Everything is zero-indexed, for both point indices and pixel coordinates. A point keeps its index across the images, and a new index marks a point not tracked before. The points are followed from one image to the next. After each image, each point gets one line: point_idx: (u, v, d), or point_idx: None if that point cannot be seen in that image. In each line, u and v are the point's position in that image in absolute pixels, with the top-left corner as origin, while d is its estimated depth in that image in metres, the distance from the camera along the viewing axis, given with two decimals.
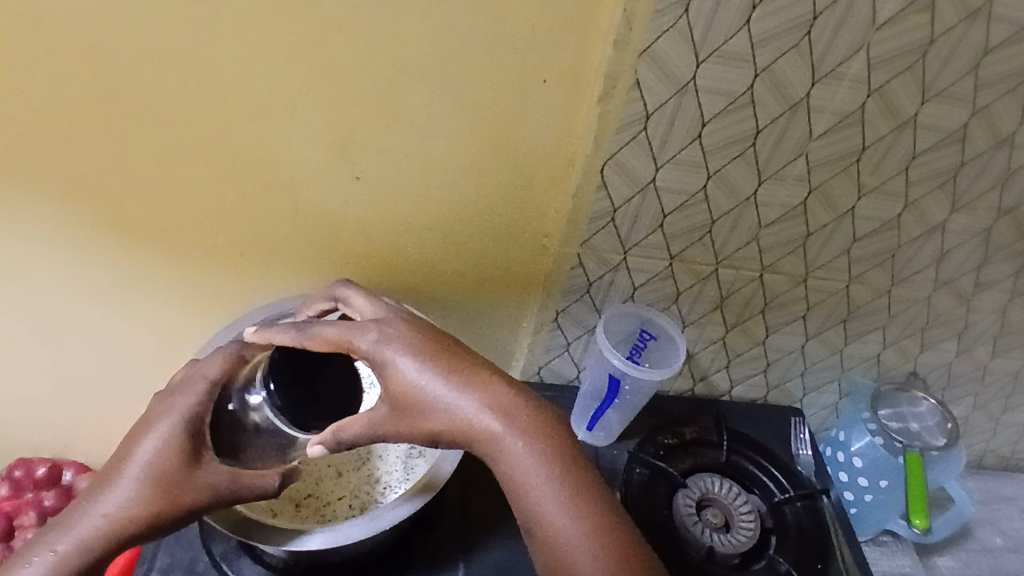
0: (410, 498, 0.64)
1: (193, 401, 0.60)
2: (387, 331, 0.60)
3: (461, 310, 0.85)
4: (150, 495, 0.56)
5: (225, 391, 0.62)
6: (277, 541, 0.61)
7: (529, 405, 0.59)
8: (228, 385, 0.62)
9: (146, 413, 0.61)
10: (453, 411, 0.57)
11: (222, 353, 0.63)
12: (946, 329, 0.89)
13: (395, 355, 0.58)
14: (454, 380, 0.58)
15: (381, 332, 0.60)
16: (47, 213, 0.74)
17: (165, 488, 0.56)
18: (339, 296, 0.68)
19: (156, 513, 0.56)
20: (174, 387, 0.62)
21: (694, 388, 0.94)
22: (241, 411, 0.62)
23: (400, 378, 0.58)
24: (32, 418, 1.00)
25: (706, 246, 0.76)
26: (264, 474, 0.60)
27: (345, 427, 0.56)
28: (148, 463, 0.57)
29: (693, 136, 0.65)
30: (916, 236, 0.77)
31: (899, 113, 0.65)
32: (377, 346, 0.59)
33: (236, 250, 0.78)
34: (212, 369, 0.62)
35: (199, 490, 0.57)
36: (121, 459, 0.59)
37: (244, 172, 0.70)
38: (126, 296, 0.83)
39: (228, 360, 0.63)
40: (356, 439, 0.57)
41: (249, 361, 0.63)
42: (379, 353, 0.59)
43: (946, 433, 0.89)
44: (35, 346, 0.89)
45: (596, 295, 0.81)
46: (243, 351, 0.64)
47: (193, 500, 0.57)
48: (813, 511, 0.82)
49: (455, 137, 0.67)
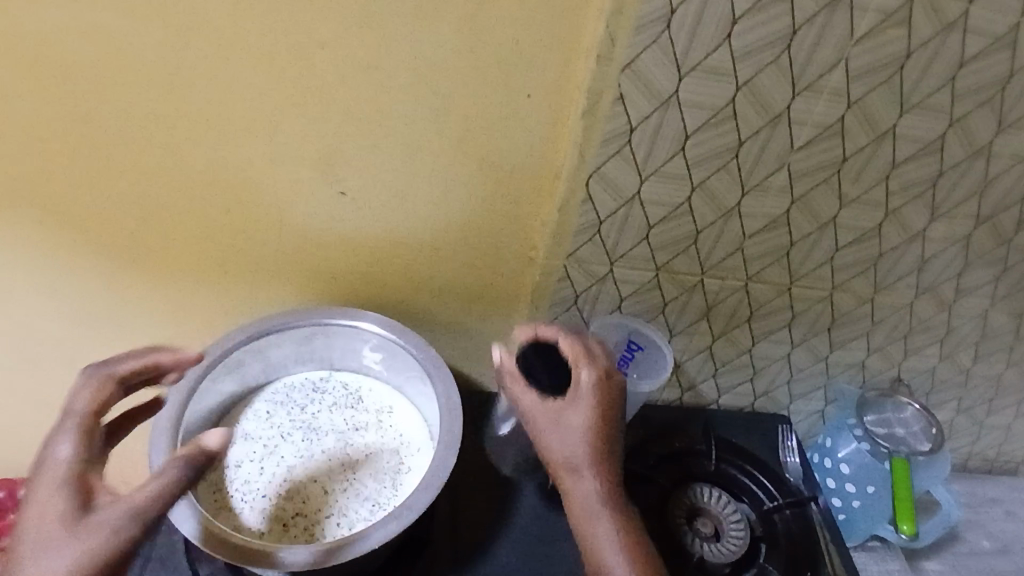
0: (398, 515, 0.62)
1: (60, 454, 0.55)
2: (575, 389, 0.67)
3: (449, 323, 0.85)
4: (66, 543, 0.49)
5: (87, 428, 0.58)
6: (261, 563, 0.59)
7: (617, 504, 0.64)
8: (89, 416, 0.58)
9: (27, 490, 0.54)
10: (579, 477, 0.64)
11: (88, 384, 0.61)
12: (928, 334, 0.90)
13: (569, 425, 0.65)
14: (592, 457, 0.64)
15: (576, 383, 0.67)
16: (29, 232, 0.73)
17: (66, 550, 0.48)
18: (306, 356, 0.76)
19: (77, 555, 0.48)
20: (39, 458, 0.56)
21: (683, 398, 0.94)
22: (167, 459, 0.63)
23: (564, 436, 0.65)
24: (17, 437, 0.99)
25: (691, 257, 0.76)
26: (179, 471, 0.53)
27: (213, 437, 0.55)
28: (44, 521, 0.50)
29: (676, 148, 0.66)
30: (898, 244, 0.78)
31: (878, 125, 0.66)
32: (582, 395, 0.66)
33: (219, 266, 0.77)
34: (80, 403, 0.59)
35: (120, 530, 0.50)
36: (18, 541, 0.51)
37: (228, 189, 0.70)
38: (108, 315, 0.82)
39: (97, 388, 0.60)
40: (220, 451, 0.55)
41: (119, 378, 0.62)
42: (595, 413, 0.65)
43: (931, 439, 0.89)
44: (18, 366, 0.88)
45: (584, 306, 0.81)
46: (111, 370, 0.62)
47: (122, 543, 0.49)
48: (802, 518, 0.82)
49: (440, 151, 0.67)
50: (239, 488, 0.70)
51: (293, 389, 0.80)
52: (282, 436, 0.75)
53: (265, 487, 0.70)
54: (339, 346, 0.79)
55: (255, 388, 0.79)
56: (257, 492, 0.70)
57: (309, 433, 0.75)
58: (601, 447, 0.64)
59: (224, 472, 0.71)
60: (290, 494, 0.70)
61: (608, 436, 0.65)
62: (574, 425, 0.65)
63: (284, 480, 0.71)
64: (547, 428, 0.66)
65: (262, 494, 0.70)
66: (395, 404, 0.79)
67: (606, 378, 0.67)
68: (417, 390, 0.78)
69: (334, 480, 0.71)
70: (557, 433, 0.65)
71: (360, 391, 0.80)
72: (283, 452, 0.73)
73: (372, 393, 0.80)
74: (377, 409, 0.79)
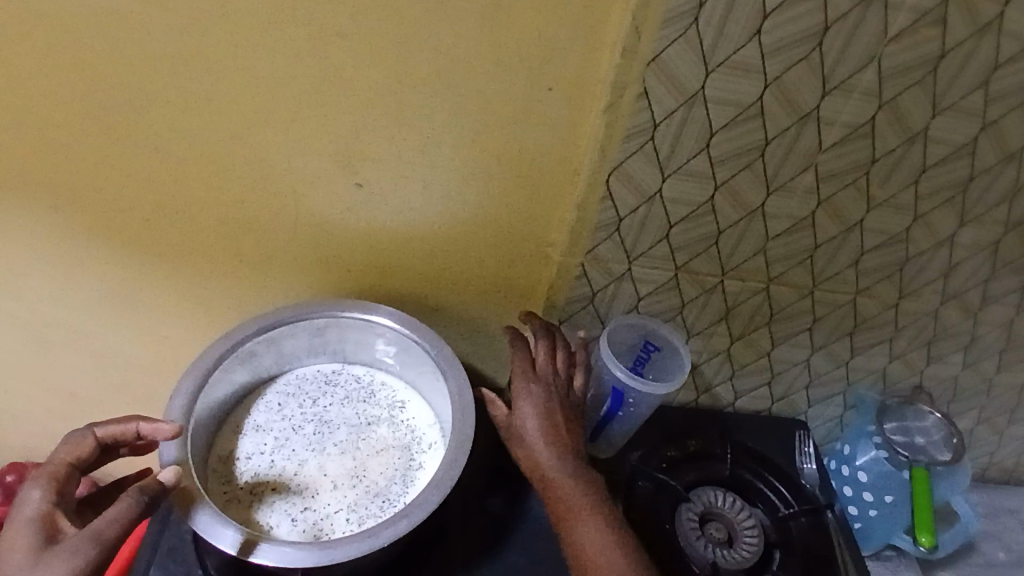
0: (409, 512, 0.60)
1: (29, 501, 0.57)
2: (529, 386, 0.72)
3: (463, 318, 0.84)
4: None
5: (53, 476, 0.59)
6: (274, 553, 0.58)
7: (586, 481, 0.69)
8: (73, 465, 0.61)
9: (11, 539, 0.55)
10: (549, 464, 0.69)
11: (68, 438, 0.62)
12: (952, 342, 0.88)
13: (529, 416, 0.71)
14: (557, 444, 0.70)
15: (526, 381, 0.72)
16: (45, 217, 0.73)
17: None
18: (314, 333, 0.76)
19: None
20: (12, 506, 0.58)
21: (698, 400, 0.93)
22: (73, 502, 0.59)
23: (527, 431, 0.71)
24: (33, 417, 1.00)
25: (712, 258, 0.75)
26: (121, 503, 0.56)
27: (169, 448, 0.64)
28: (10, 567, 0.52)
29: (701, 145, 0.64)
30: (925, 249, 0.76)
31: (908, 126, 0.64)
32: (528, 394, 0.71)
33: (233, 257, 0.76)
34: (59, 451, 0.61)
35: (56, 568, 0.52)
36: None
37: (244, 178, 0.69)
38: (122, 302, 0.82)
39: (78, 442, 0.61)
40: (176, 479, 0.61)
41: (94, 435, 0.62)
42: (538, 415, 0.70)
43: (951, 448, 0.89)
44: (32, 350, 0.88)
45: (601, 304, 0.79)
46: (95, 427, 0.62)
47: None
48: (819, 527, 0.80)
49: (458, 144, 0.66)
50: (250, 480, 0.70)
51: (305, 381, 0.79)
52: (294, 428, 0.74)
53: (274, 480, 0.69)
54: (352, 339, 0.78)
55: (268, 378, 0.79)
56: (266, 485, 0.69)
57: (321, 427, 0.75)
58: (553, 433, 0.70)
59: (236, 463, 0.71)
60: (300, 488, 0.69)
61: (558, 424, 0.71)
62: (525, 424, 0.71)
63: (294, 473, 0.70)
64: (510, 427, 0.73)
65: (272, 486, 0.69)
66: (407, 398, 0.79)
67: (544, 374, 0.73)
68: (429, 386, 0.77)
69: (344, 474, 0.70)
70: (518, 428, 0.71)
71: (372, 384, 0.80)
72: (294, 444, 0.73)
73: (384, 387, 0.80)
74: (389, 403, 0.78)
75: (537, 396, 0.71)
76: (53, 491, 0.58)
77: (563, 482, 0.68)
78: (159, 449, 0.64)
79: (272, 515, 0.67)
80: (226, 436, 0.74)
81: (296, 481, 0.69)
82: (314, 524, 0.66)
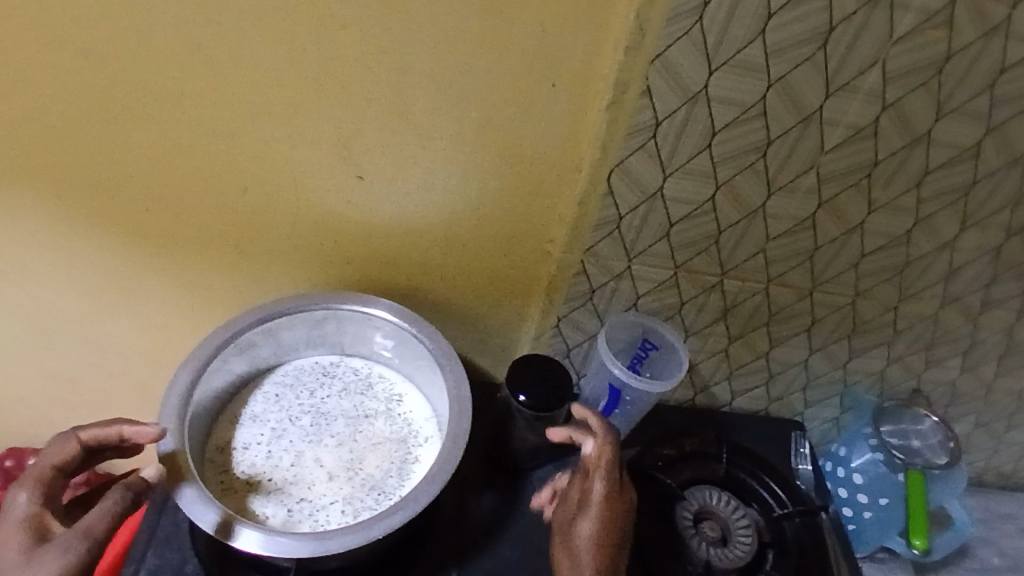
0: (405, 505, 0.61)
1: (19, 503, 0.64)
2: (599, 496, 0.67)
3: (462, 313, 0.84)
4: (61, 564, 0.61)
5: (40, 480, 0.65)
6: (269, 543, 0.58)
7: None
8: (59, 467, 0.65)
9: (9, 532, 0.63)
10: None
11: (59, 441, 0.65)
12: (951, 346, 0.87)
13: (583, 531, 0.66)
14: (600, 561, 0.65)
15: (598, 490, 0.67)
16: (46, 204, 0.73)
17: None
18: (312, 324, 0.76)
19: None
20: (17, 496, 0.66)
21: (695, 399, 0.93)
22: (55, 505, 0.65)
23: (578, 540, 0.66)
24: (31, 404, 1.00)
25: (712, 257, 0.75)
26: None
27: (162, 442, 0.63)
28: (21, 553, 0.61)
29: (704, 144, 0.64)
30: (925, 253, 0.75)
31: (912, 129, 0.64)
32: (593, 506, 0.67)
33: (233, 247, 0.77)
34: (48, 452, 0.65)
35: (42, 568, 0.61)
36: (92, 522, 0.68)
37: (244, 169, 0.69)
38: (121, 290, 0.82)
39: (64, 447, 0.64)
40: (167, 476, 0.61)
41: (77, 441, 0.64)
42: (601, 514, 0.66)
43: (947, 452, 0.89)
44: (31, 337, 0.89)
45: (599, 302, 0.79)
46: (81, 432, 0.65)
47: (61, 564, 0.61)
48: (813, 528, 0.80)
49: (460, 139, 0.66)
50: (246, 470, 0.70)
51: (303, 372, 0.80)
52: (291, 419, 0.75)
53: (270, 471, 0.70)
54: (350, 331, 0.78)
55: (266, 368, 0.79)
56: (262, 475, 0.69)
57: (318, 418, 0.75)
58: (602, 547, 0.65)
59: (233, 453, 0.71)
60: (295, 479, 0.69)
61: (612, 539, 0.66)
62: (581, 530, 0.66)
63: (290, 464, 0.70)
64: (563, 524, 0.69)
65: (268, 477, 0.69)
66: (405, 391, 0.79)
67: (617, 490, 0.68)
68: (427, 380, 0.77)
69: (340, 466, 0.70)
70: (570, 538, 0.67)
71: (370, 376, 0.80)
72: (291, 435, 0.73)
73: (381, 380, 0.80)
74: (386, 396, 0.78)
75: (601, 506, 0.66)
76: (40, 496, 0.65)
77: None
78: (157, 440, 0.63)
79: (267, 505, 0.67)
80: (223, 426, 0.74)
81: (292, 472, 0.70)
82: (309, 515, 0.66)
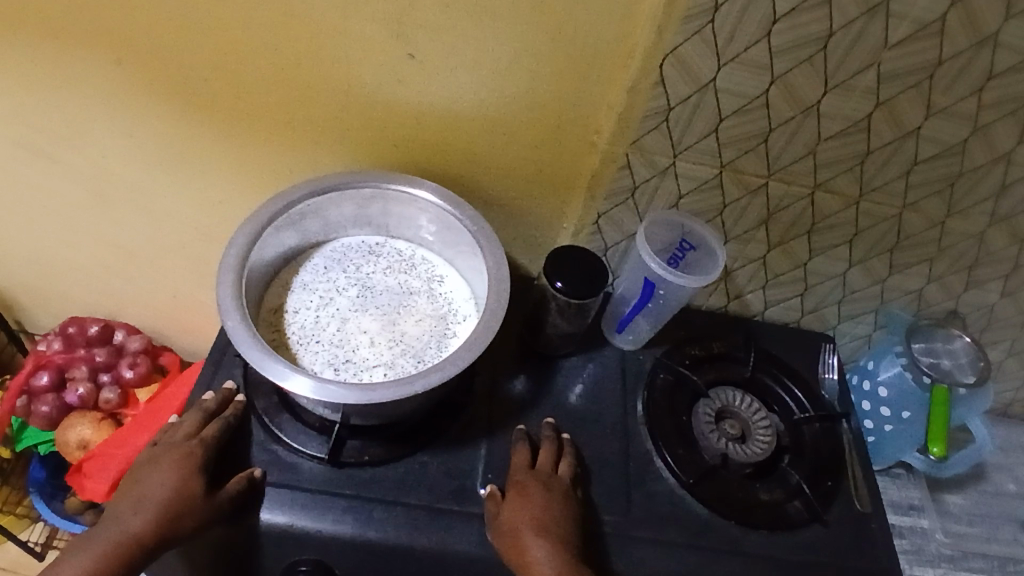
0: (443, 367, 0.64)
1: (178, 452, 0.67)
2: (540, 475, 0.72)
3: (504, 206, 0.85)
4: (162, 522, 0.62)
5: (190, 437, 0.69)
6: (325, 385, 0.62)
7: (546, 530, 0.66)
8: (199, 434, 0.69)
9: (152, 478, 0.65)
10: (514, 513, 0.67)
11: (204, 410, 0.71)
12: (994, 268, 0.87)
13: (528, 482, 0.70)
14: (535, 501, 0.68)
15: (542, 472, 0.72)
16: (109, 72, 0.76)
17: (112, 521, 0.62)
18: (364, 200, 0.79)
19: (160, 535, 0.62)
20: (168, 446, 0.68)
21: (728, 306, 0.94)
22: (190, 450, 0.67)
23: (518, 493, 0.69)
24: (94, 272, 1.07)
25: (759, 157, 0.74)
26: (227, 491, 0.66)
27: (227, 290, 0.66)
28: (155, 499, 0.63)
29: (763, 32, 0.63)
30: (979, 165, 0.74)
31: (980, 29, 0.61)
32: (540, 478, 0.71)
33: (285, 123, 0.78)
34: (201, 416, 0.71)
35: (135, 517, 0.62)
36: (179, 468, 0.65)
37: (298, 42, 0.70)
38: (177, 165, 0.86)
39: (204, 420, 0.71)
40: (232, 321, 0.65)
41: (218, 416, 0.72)
42: (561, 509, 0.69)
43: (976, 372, 0.88)
44: (95, 206, 0.94)
45: (641, 200, 0.80)
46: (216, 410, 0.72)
47: (142, 523, 0.62)
48: (831, 433, 0.82)
49: (512, 21, 0.66)
50: (297, 331, 0.74)
51: (350, 250, 0.83)
52: (338, 290, 0.79)
53: (319, 333, 0.74)
54: (395, 213, 0.81)
55: (315, 244, 0.82)
56: (310, 337, 0.74)
57: (364, 291, 0.78)
58: (546, 499, 0.69)
59: (284, 315, 0.76)
60: (341, 342, 0.73)
61: (553, 497, 0.70)
62: (531, 486, 0.70)
63: (337, 328, 0.75)
64: (519, 480, 0.71)
65: (315, 339, 0.73)
66: (445, 274, 0.82)
67: (554, 477, 0.72)
68: (468, 264, 0.80)
69: (383, 334, 0.74)
70: (522, 486, 0.70)
71: (413, 258, 0.83)
72: (338, 303, 0.77)
73: (424, 261, 0.83)
74: (427, 276, 0.82)
75: (543, 480, 0.71)
76: (197, 440, 0.68)
77: (521, 522, 0.66)
78: (220, 289, 0.66)
79: (316, 363, 0.71)
80: (274, 292, 0.78)
81: (338, 337, 0.74)
82: (353, 373, 0.71)
